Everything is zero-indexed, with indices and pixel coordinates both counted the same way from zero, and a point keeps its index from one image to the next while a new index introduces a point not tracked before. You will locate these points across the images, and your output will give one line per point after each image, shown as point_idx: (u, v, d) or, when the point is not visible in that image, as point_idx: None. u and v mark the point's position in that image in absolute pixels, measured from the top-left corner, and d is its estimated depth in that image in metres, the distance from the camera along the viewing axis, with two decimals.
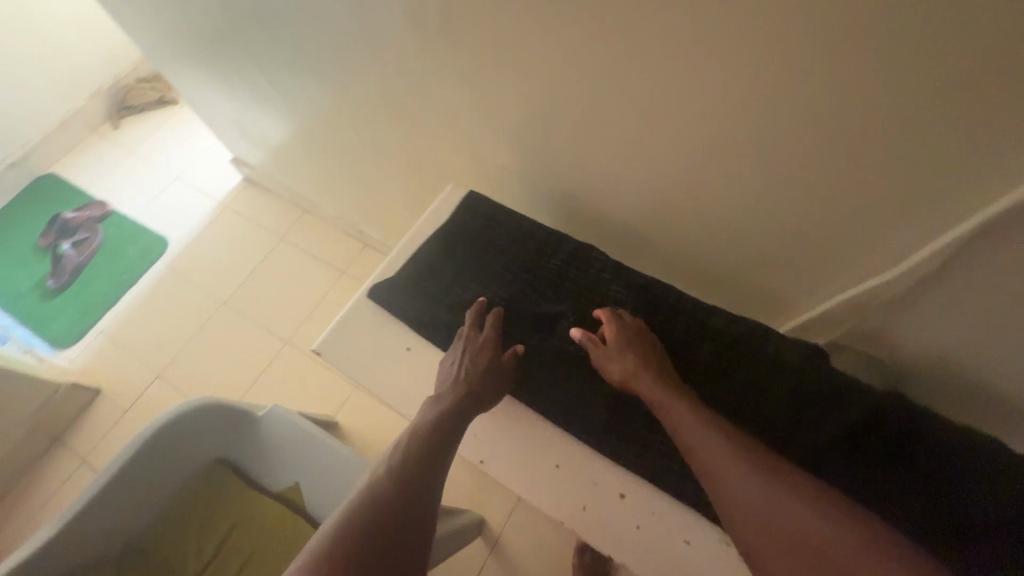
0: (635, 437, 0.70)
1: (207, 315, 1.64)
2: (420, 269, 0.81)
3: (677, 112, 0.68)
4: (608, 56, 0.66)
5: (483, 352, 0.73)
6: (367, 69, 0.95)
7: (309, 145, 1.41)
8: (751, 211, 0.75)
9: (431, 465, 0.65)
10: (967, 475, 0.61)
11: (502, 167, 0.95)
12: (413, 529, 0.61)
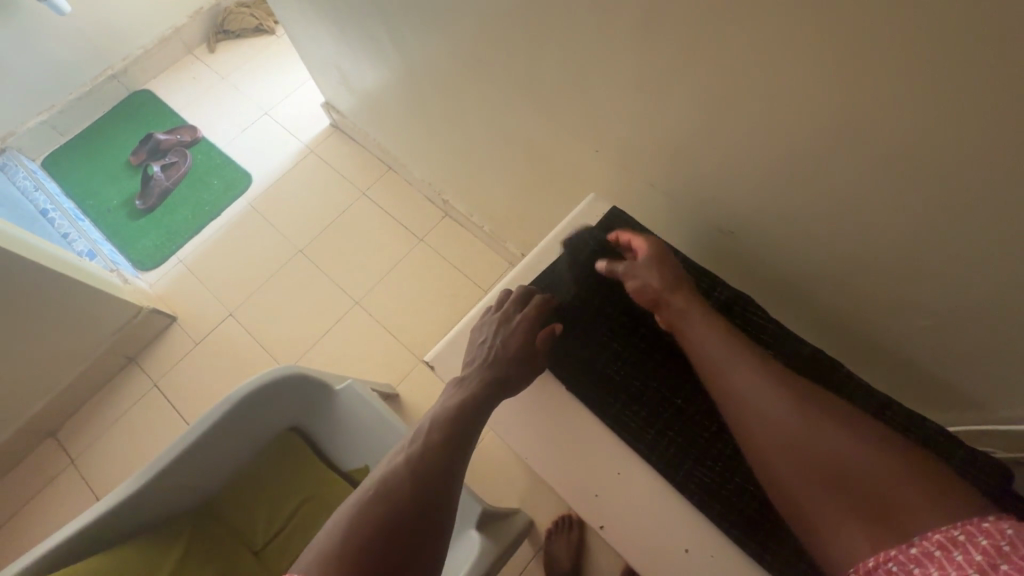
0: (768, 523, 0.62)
1: (282, 261, 1.63)
2: (547, 293, 0.78)
3: (900, 167, 0.56)
4: (834, 88, 0.54)
5: (513, 336, 0.72)
6: (508, 42, 0.85)
7: (412, 106, 1.33)
8: (950, 290, 0.63)
9: (450, 452, 0.63)
10: None
11: (638, 175, 0.85)
12: (429, 519, 0.58)
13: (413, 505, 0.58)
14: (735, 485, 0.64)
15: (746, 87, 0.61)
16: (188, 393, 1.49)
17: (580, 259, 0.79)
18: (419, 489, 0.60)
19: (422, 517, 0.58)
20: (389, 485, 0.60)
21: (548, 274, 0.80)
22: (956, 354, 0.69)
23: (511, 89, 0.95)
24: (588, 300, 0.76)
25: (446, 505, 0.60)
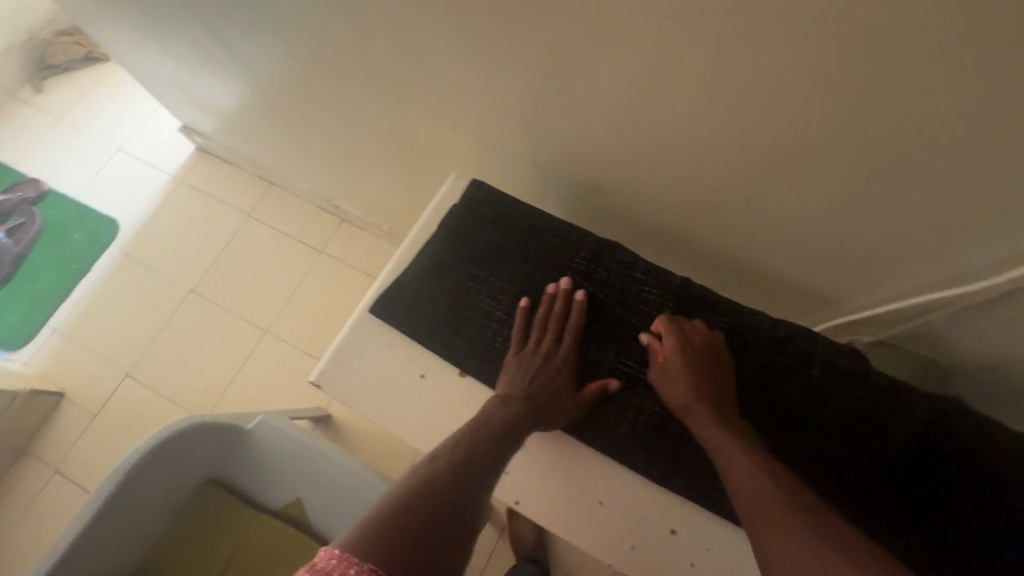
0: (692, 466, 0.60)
1: (174, 306, 1.50)
2: (415, 289, 0.67)
3: (717, 98, 0.59)
4: (640, 31, 0.56)
5: (560, 371, 0.63)
6: (339, 34, 0.81)
7: (272, 116, 1.25)
8: (800, 201, 0.67)
9: (488, 468, 0.55)
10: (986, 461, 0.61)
11: (505, 147, 0.83)
12: (463, 532, 0.50)
13: (456, 511, 0.51)
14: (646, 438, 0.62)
15: (575, 33, 0.60)
16: (99, 470, 1.35)
17: (448, 241, 0.69)
18: (459, 497, 0.52)
19: (461, 526, 0.50)
20: (428, 486, 0.52)
21: (422, 253, 0.69)
22: (819, 261, 0.74)
23: (358, 81, 0.90)
24: (466, 287, 0.67)
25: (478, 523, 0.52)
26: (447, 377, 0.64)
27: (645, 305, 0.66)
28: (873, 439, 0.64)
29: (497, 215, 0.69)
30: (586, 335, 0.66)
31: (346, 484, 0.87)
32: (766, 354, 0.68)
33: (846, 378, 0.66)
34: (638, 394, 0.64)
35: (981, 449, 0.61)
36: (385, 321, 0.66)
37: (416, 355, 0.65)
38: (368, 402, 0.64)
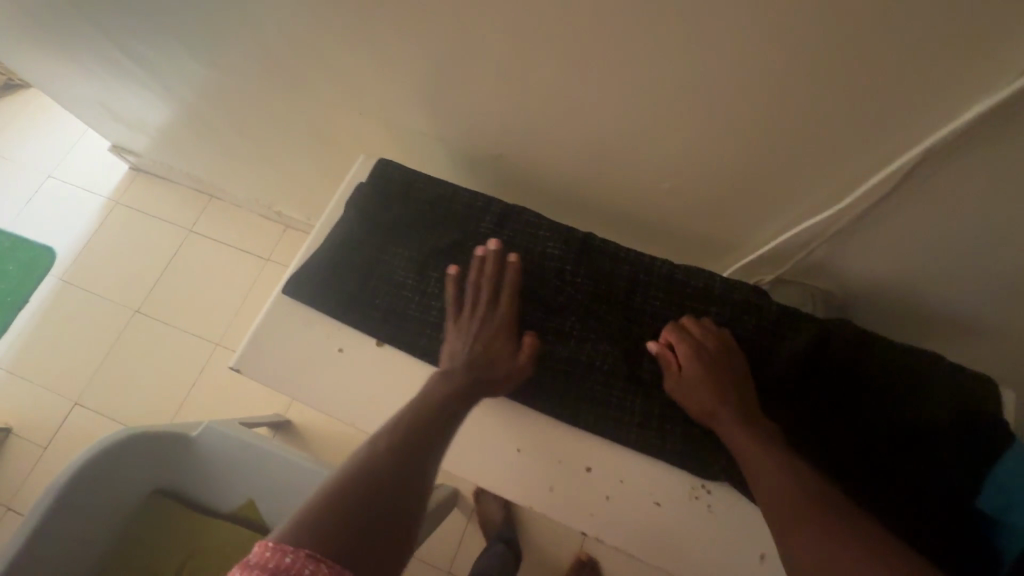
0: (604, 403, 0.61)
1: (119, 329, 1.47)
2: (331, 261, 0.68)
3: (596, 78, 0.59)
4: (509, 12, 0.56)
5: (497, 333, 0.62)
6: (239, 34, 0.81)
7: (198, 127, 1.23)
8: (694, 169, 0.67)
9: (429, 440, 0.55)
10: (893, 383, 0.62)
11: (410, 128, 0.82)
12: (406, 509, 0.49)
13: (399, 490, 0.50)
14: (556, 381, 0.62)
15: (446, 12, 0.60)
16: None
17: (363, 214, 0.71)
18: (400, 476, 0.51)
19: (403, 503, 0.49)
20: (376, 468, 0.50)
21: (332, 234, 0.70)
22: None
23: (268, 82, 0.90)
24: (382, 257, 0.69)
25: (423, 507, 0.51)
26: (366, 348, 0.65)
27: (549, 261, 0.68)
28: (788, 373, 0.63)
29: (409, 187, 0.72)
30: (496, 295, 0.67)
31: (302, 478, 0.89)
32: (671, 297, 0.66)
33: (750, 309, 0.66)
34: (547, 340, 0.64)
35: (890, 370, 0.62)
36: (298, 300, 0.67)
37: (335, 329, 0.66)
38: (290, 379, 0.64)
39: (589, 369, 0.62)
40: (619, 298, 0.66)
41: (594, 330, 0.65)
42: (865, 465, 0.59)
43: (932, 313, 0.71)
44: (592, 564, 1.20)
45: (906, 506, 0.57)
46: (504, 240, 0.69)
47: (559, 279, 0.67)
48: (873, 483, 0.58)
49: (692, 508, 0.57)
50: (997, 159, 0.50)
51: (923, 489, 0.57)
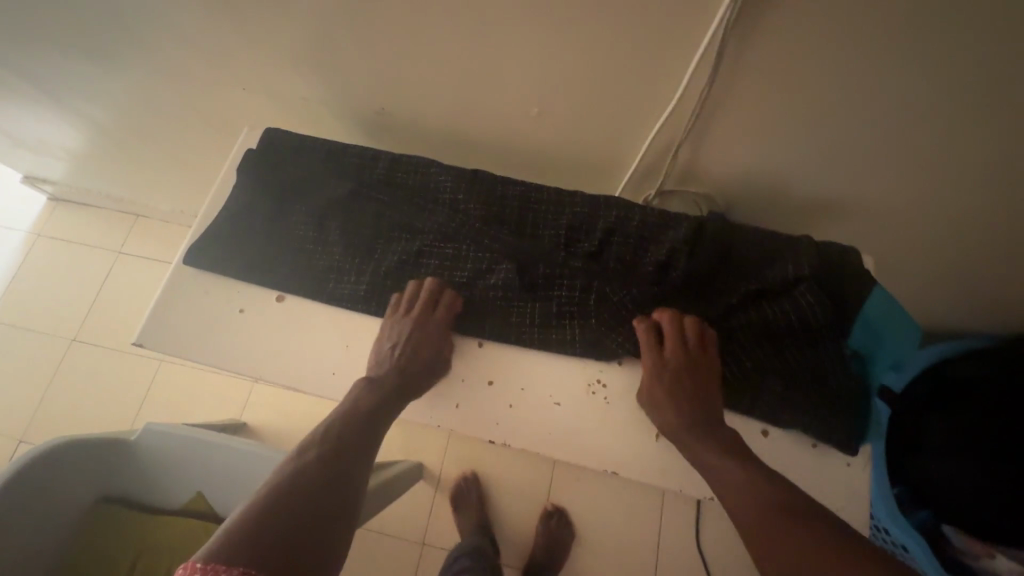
0: (501, 322, 0.67)
1: (57, 360, 1.44)
2: (232, 226, 0.72)
3: (443, 13, 0.62)
4: None
5: (426, 341, 0.65)
6: (109, 32, 0.80)
7: (101, 144, 1.21)
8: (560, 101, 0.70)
9: (357, 453, 0.58)
10: (767, 269, 0.67)
11: (294, 95, 0.82)
12: (336, 517, 0.52)
13: (327, 503, 0.52)
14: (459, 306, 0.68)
15: None
16: None
17: (255, 177, 0.74)
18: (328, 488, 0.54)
19: (332, 515, 0.52)
20: (304, 478, 0.53)
21: (232, 197, 0.74)
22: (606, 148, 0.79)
23: (153, 79, 0.90)
24: (280, 218, 0.73)
25: (351, 512, 0.54)
26: (269, 308, 0.70)
27: (441, 195, 0.72)
28: (670, 271, 0.68)
29: (297, 147, 0.75)
30: (394, 236, 0.72)
31: (248, 462, 0.90)
32: (558, 215, 0.71)
33: (633, 218, 0.69)
34: (446, 266, 0.70)
35: (763, 256, 0.67)
36: (202, 267, 0.71)
37: (236, 294, 0.70)
38: (201, 344, 0.68)
39: (486, 293, 0.68)
40: (508, 222, 0.71)
41: (491, 257, 0.69)
42: (750, 344, 0.65)
43: (807, 196, 0.75)
44: (558, 512, 1.23)
45: (761, 354, 0.65)
46: (397, 180, 0.73)
47: (453, 209, 0.72)
48: (760, 363, 0.64)
49: (585, 402, 0.66)
50: (804, 35, 0.54)
51: (774, 343, 0.65)
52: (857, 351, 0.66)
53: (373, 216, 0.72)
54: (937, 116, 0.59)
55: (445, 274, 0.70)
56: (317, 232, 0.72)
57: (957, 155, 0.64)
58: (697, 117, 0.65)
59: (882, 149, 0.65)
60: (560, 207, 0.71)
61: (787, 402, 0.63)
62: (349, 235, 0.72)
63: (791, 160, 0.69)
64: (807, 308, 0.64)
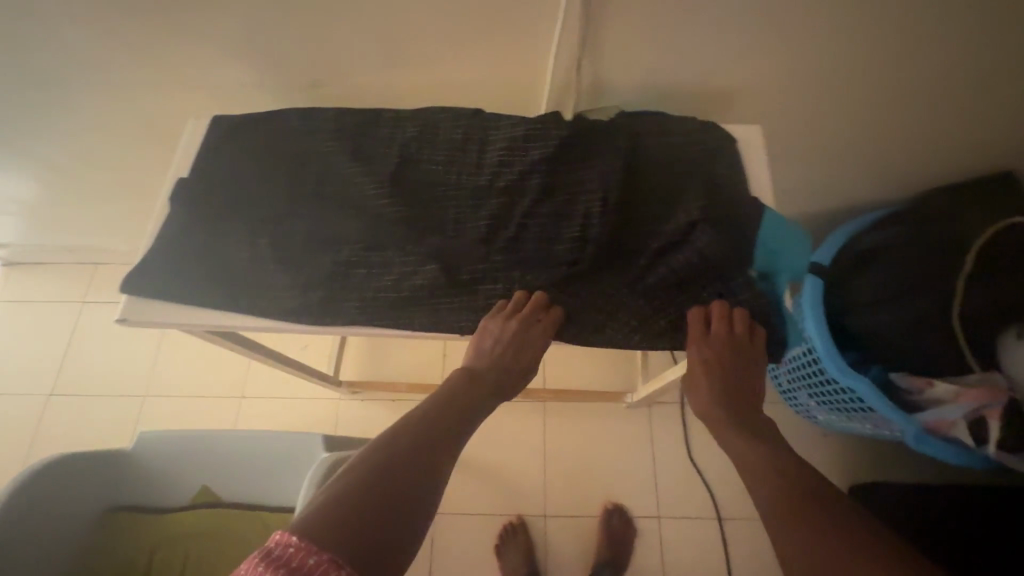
0: (438, 313, 0.67)
1: (36, 418, 1.42)
2: (176, 247, 0.71)
3: None
4: None
5: (522, 348, 0.66)
6: (44, 63, 0.85)
7: (47, 194, 1.23)
8: (469, 44, 0.78)
9: (441, 451, 0.59)
10: (677, 225, 0.67)
11: (229, 87, 0.89)
12: (416, 510, 0.54)
13: (412, 501, 0.53)
14: (388, 308, 0.67)
15: None
16: None
17: (192, 205, 0.73)
18: (410, 483, 0.55)
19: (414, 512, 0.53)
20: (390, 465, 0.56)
21: (163, 231, 0.72)
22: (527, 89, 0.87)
23: (93, 105, 0.94)
24: (217, 238, 0.71)
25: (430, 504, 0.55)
26: (239, 269, 0.69)
27: (367, 201, 0.72)
28: (589, 240, 0.68)
29: (230, 170, 0.76)
30: (325, 246, 0.70)
31: (250, 448, 0.93)
32: (481, 202, 0.71)
33: (549, 194, 0.70)
34: (373, 271, 0.68)
35: (679, 212, 0.68)
36: (144, 292, 0.68)
37: (199, 278, 0.68)
38: (183, 303, 0.68)
39: (416, 288, 0.67)
40: (430, 220, 0.71)
41: (417, 256, 0.68)
42: (671, 301, 0.67)
43: (701, 87, 0.85)
44: (619, 508, 1.25)
45: (679, 305, 0.67)
46: (326, 193, 0.74)
47: (377, 214, 0.72)
48: (683, 313, 0.67)
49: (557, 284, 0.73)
50: None
51: (689, 293, 0.67)
52: (764, 271, 0.68)
53: (302, 228, 0.71)
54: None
55: (375, 276, 0.68)
56: (251, 252, 0.70)
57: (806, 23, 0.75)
58: (584, 25, 0.74)
59: (747, 26, 0.75)
60: (479, 195, 0.71)
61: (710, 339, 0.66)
62: (282, 250, 0.70)
63: (679, 57, 0.79)
64: (712, 259, 0.66)
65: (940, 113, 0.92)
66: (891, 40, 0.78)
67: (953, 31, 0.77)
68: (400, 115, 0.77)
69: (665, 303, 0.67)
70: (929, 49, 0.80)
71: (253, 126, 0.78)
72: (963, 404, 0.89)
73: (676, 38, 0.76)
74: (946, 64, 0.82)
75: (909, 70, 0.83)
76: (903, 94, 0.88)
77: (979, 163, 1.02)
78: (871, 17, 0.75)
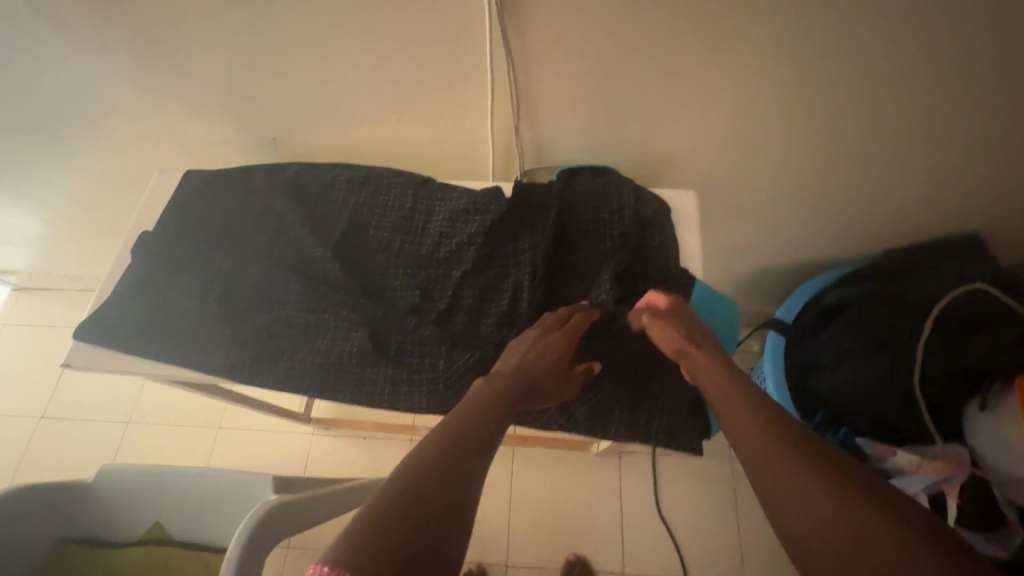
0: (364, 381, 0.65)
1: (25, 440, 1.48)
2: (125, 295, 0.72)
3: (300, 52, 0.76)
4: (215, 24, 0.73)
5: (553, 349, 0.60)
6: (36, 119, 0.93)
7: (51, 232, 1.32)
8: (416, 108, 0.83)
9: (478, 450, 0.50)
10: (611, 302, 0.65)
11: (201, 143, 0.95)
12: (451, 521, 0.44)
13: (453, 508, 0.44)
14: (313, 377, 0.65)
15: (174, 38, 0.76)
16: None
17: (143, 254, 0.74)
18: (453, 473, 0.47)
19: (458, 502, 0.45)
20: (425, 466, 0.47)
21: (119, 281, 0.74)
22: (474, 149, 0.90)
23: (81, 155, 1.01)
24: (164, 290, 0.72)
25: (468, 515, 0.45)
26: (182, 322, 0.70)
27: (313, 260, 0.72)
28: (521, 314, 0.66)
29: (183, 220, 0.77)
30: (265, 308, 0.70)
31: (202, 486, 0.95)
32: (419, 269, 0.70)
33: (488, 264, 0.69)
34: (308, 334, 0.68)
35: (616, 286, 0.66)
36: (92, 339, 0.69)
37: (142, 328, 0.69)
38: (126, 353, 0.69)
39: (344, 356, 0.66)
40: (366, 285, 0.70)
41: (351, 322, 0.68)
42: (601, 382, 0.64)
43: (644, 144, 0.87)
44: (582, 562, 1.21)
45: (606, 386, 0.64)
46: (275, 251, 0.74)
47: (320, 274, 0.71)
48: (612, 395, 0.63)
49: None
50: (569, 24, 0.68)
51: (619, 374, 0.64)
52: None
53: (245, 287, 0.71)
54: (704, 66, 0.73)
55: (308, 340, 0.67)
56: (193, 309, 0.70)
57: (736, 93, 0.77)
58: (517, 88, 0.77)
59: (679, 90, 0.77)
60: (418, 260, 0.71)
61: (634, 425, 0.62)
62: (224, 308, 0.70)
63: (616, 122, 0.83)
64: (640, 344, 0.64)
65: (895, 175, 0.91)
66: (829, 106, 0.79)
67: (891, 99, 0.77)
68: (355, 178, 0.77)
69: (593, 383, 0.64)
70: (869, 115, 0.80)
71: (213, 184, 0.79)
72: (921, 477, 0.85)
73: (610, 104, 0.80)
74: (891, 129, 0.82)
75: (855, 134, 0.84)
76: (851, 158, 0.88)
77: (943, 224, 1.01)
78: (803, 84, 0.76)
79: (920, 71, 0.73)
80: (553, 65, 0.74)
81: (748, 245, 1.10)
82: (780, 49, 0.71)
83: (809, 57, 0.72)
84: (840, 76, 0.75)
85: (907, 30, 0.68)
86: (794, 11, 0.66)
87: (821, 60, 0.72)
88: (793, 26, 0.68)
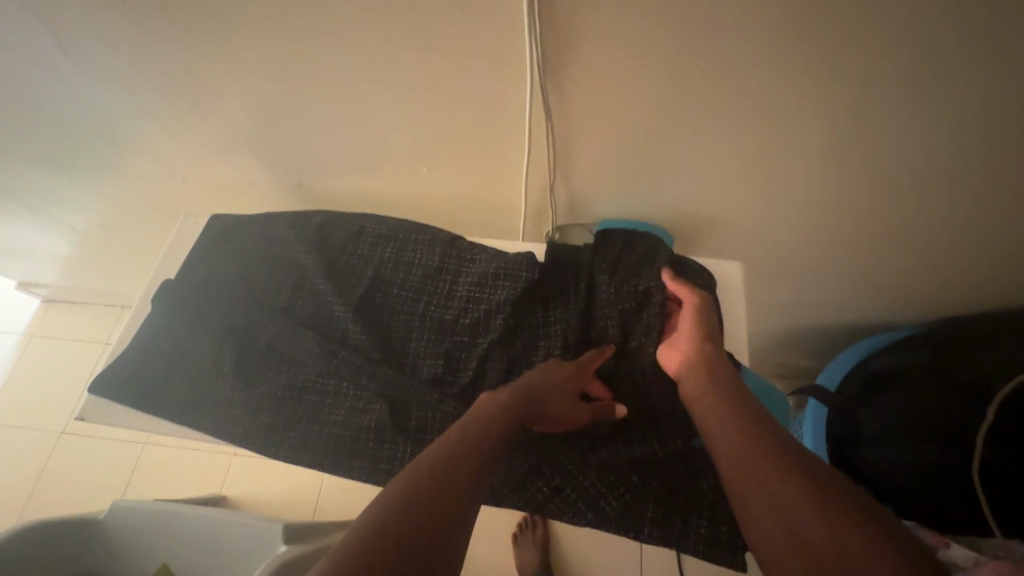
0: (385, 460, 0.62)
1: (44, 455, 1.49)
2: (146, 348, 0.70)
3: (334, 106, 0.75)
4: (251, 76, 0.73)
5: (562, 369, 0.60)
6: (70, 153, 0.93)
7: (82, 254, 1.33)
8: (448, 163, 0.81)
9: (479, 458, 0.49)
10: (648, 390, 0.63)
11: (229, 184, 0.94)
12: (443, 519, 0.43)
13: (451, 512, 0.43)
14: (334, 451, 0.63)
15: (211, 87, 0.76)
16: None
17: (165, 305, 0.73)
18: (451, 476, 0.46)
19: (453, 513, 0.43)
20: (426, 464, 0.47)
21: (140, 331, 0.72)
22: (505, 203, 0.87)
23: (111, 188, 1.01)
24: (184, 345, 0.70)
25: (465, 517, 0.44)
26: (201, 381, 0.68)
27: (336, 322, 0.70)
28: None
29: (206, 270, 0.75)
30: (285, 370, 0.68)
31: (212, 530, 0.93)
32: (445, 337, 0.67)
33: (516, 335, 0.66)
34: (327, 402, 0.66)
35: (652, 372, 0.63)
36: (108, 393, 0.68)
37: (161, 386, 0.68)
38: (141, 413, 0.67)
39: (365, 432, 0.63)
40: (389, 352, 0.67)
41: (373, 392, 0.65)
42: (634, 474, 0.61)
43: (681, 206, 0.83)
44: None
45: (638, 479, 0.61)
46: (297, 308, 0.72)
47: (342, 336, 0.69)
48: (647, 491, 0.60)
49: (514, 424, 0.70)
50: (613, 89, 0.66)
51: (653, 469, 0.61)
52: None
53: (266, 345, 0.69)
54: (753, 133, 0.70)
55: (326, 408, 0.66)
56: (214, 367, 0.69)
57: (784, 160, 0.74)
58: (553, 148, 0.74)
59: (722, 155, 0.74)
60: (443, 327, 0.68)
61: (668, 528, 0.59)
62: (241, 368, 0.68)
63: (654, 183, 0.79)
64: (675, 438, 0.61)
65: (952, 246, 0.85)
66: (883, 175, 0.74)
67: (953, 170, 0.72)
68: (380, 234, 0.74)
69: (626, 476, 0.61)
70: (929, 186, 0.75)
71: (239, 233, 0.77)
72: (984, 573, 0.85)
73: (649, 166, 0.76)
74: (951, 201, 0.77)
75: (910, 205, 0.79)
76: (907, 228, 0.83)
77: (1002, 295, 0.94)
78: (859, 153, 0.71)
79: (987, 144, 0.68)
80: (593, 128, 0.71)
81: (786, 305, 1.04)
82: (833, 117, 0.67)
83: (866, 126, 0.68)
84: (898, 146, 0.70)
85: (973, 107, 0.64)
86: (851, 82, 0.62)
87: (879, 130, 0.68)
88: (850, 96, 0.64)
